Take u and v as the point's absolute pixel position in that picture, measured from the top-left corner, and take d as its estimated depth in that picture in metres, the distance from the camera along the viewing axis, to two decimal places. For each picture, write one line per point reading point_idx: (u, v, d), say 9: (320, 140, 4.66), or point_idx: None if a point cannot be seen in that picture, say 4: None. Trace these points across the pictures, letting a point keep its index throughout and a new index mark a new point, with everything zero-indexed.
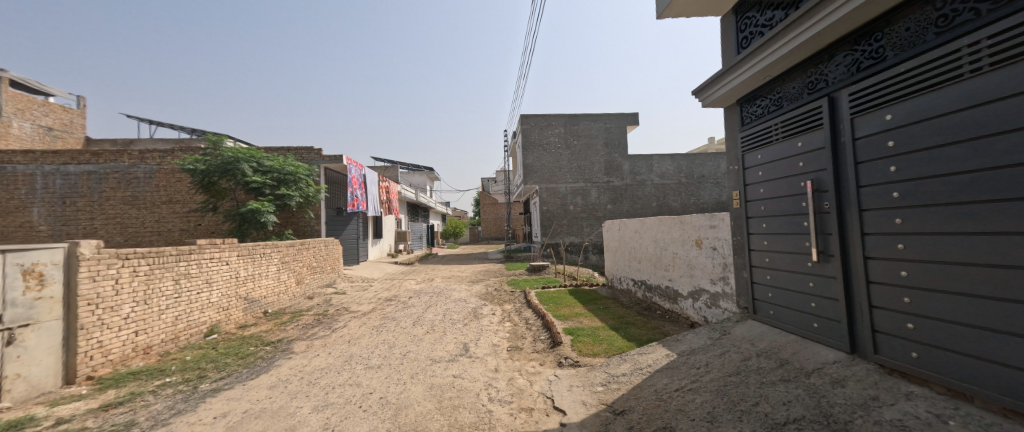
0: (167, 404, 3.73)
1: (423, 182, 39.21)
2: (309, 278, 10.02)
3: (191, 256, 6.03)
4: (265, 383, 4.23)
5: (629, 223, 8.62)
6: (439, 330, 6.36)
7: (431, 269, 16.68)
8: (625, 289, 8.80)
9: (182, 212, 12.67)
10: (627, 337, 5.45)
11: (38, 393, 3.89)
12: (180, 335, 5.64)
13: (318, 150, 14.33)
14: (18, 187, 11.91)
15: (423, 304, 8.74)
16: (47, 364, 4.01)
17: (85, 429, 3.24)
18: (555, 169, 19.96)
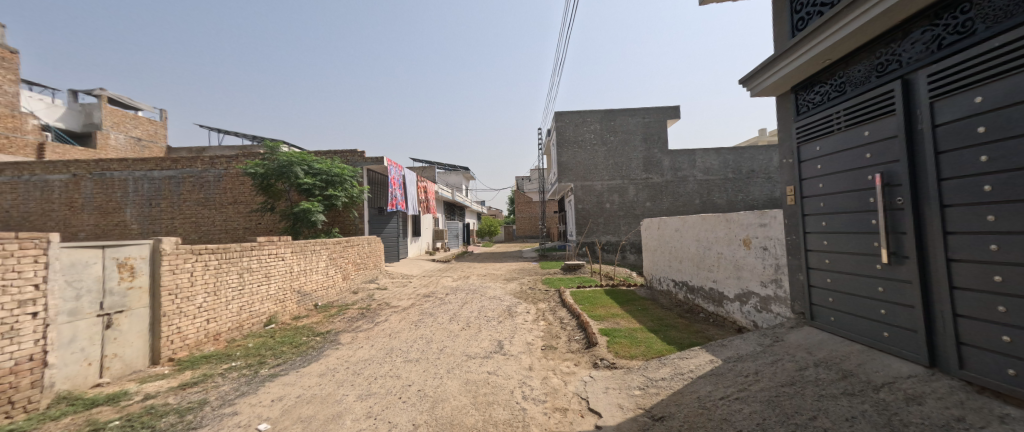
0: (232, 386, 4.13)
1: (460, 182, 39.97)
2: (354, 274, 10.61)
3: (253, 251, 6.59)
4: (315, 371, 4.55)
5: (669, 221, 8.25)
6: (474, 327, 6.47)
7: (467, 267, 16.97)
8: (664, 289, 8.47)
9: (245, 212, 13.89)
10: (668, 340, 5.23)
11: (131, 370, 4.49)
12: (244, 323, 6.22)
13: (361, 153, 15.08)
14: (115, 191, 13.72)
15: (458, 300, 8.94)
16: (138, 346, 4.61)
17: (167, 405, 3.67)
18: (591, 166, 19.55)
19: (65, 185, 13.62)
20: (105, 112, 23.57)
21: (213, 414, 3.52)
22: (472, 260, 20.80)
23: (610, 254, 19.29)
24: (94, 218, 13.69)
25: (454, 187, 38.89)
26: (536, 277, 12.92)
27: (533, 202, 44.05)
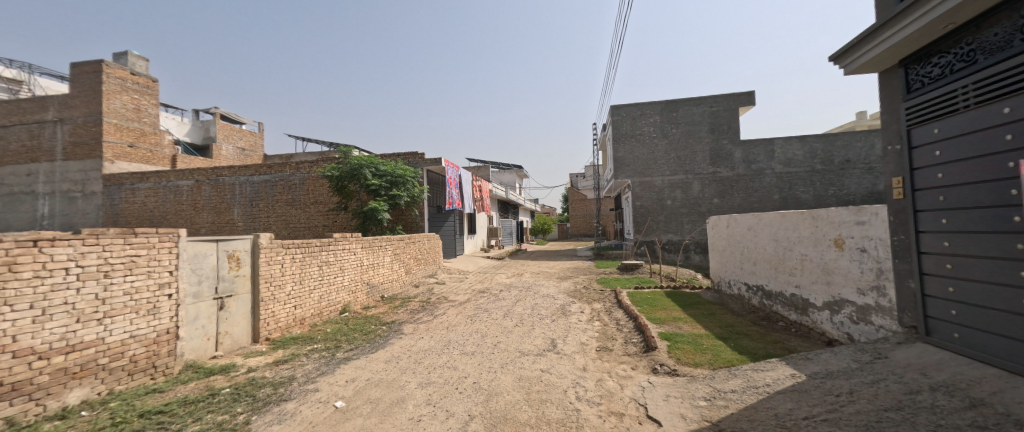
0: (315, 365, 4.65)
1: (512, 180, 40.13)
2: (416, 269, 11.28)
3: (330, 246, 7.32)
4: (382, 357, 4.93)
5: (741, 219, 7.50)
6: (528, 324, 6.49)
7: (522, 265, 17.11)
8: (735, 293, 7.73)
9: (324, 211, 15.49)
10: (740, 350, 4.78)
11: (238, 346, 5.29)
12: (324, 310, 6.97)
13: (421, 154, 15.94)
14: (225, 194, 16.07)
15: (513, 297, 9.03)
16: (242, 326, 5.40)
17: (265, 378, 4.25)
18: (651, 161, 18.44)
19: (189, 190, 16.28)
20: (218, 127, 27.93)
21: (299, 389, 4.00)
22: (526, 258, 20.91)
23: (672, 254, 18.04)
24: (210, 217, 16.18)
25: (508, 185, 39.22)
26: (590, 275, 12.60)
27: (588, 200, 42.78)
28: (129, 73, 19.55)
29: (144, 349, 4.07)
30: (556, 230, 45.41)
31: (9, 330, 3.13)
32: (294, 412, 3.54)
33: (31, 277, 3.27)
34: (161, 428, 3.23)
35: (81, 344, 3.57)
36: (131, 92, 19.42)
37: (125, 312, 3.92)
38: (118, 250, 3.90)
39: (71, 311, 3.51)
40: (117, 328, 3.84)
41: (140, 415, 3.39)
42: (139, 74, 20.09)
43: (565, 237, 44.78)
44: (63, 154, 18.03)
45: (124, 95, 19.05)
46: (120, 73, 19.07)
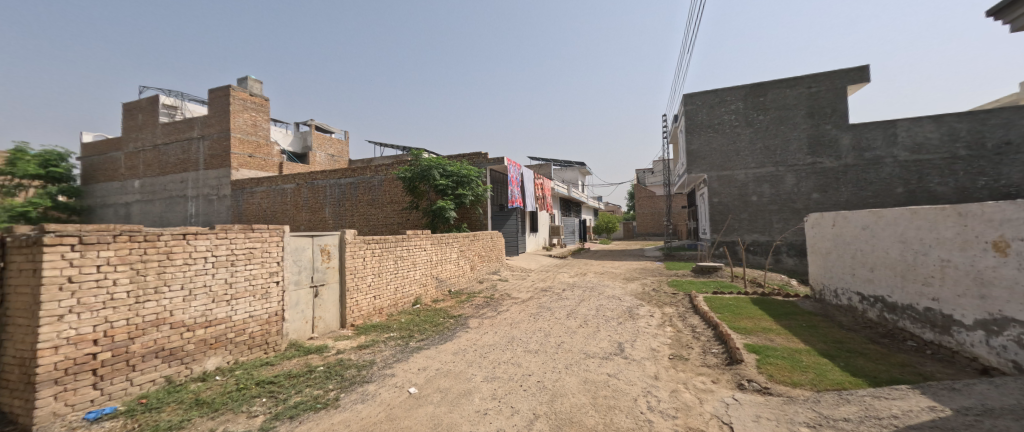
0: (391, 352, 5.06)
1: (576, 177, 39.21)
2: (480, 265, 11.64)
3: (404, 242, 7.89)
4: (450, 349, 5.18)
5: (853, 217, 6.37)
6: (593, 325, 6.27)
7: (585, 264, 16.60)
8: (845, 304, 6.58)
9: (398, 209, 16.48)
10: (853, 371, 4.04)
11: (330, 330, 6.00)
12: (399, 301, 7.58)
13: (484, 154, 16.34)
14: (319, 195, 18.14)
15: (575, 297, 8.81)
16: (333, 312, 6.11)
17: (351, 360, 4.75)
18: (731, 152, 16.58)
19: (292, 192, 18.74)
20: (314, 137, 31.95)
21: (378, 373, 4.38)
22: (590, 257, 20.26)
23: (758, 256, 16.01)
24: (308, 216, 18.41)
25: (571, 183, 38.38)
26: (659, 277, 11.79)
27: (657, 197, 40.01)
28: (248, 94, 23.01)
29: (259, 327, 4.83)
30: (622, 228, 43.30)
31: (167, 306, 3.93)
32: (374, 394, 3.88)
33: (182, 264, 4.06)
34: (271, 396, 3.78)
35: (215, 320, 4.36)
36: (250, 111, 22.95)
37: (246, 295, 4.70)
38: (241, 241, 4.69)
39: (210, 292, 4.31)
40: (240, 308, 4.62)
41: (255, 383, 4.01)
42: (255, 95, 23.55)
43: (632, 236, 42.49)
44: (204, 164, 22.08)
45: (246, 113, 22.66)
46: (242, 95, 22.59)
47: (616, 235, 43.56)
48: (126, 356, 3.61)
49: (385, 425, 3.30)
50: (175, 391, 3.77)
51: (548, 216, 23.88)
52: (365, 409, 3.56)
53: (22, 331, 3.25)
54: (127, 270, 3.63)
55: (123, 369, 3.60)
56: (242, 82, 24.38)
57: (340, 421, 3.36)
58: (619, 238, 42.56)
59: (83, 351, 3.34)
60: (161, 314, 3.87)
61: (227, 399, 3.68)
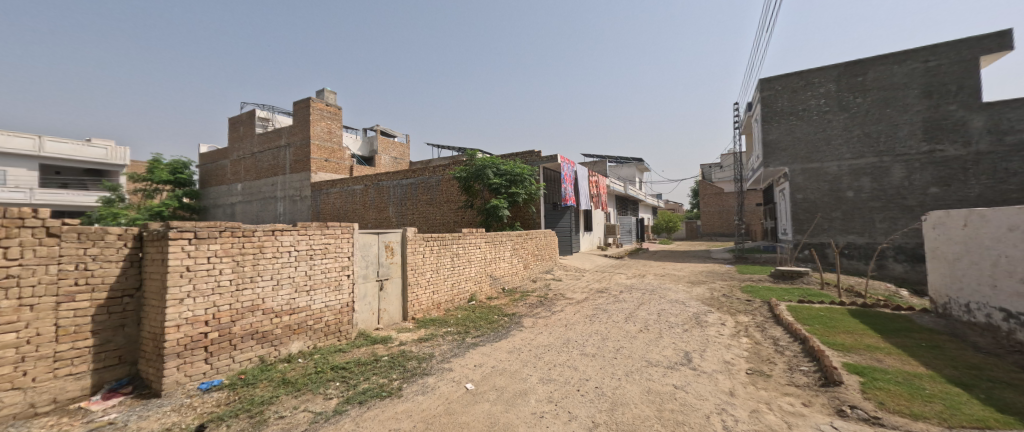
0: (449, 346, 5.25)
1: (632, 174, 37.38)
2: (534, 264, 11.60)
3: (459, 240, 8.13)
4: (505, 347, 5.23)
5: (997, 216, 5.18)
6: (655, 331, 5.91)
7: (645, 265, 15.73)
8: (984, 323, 5.40)
9: (454, 208, 17.03)
10: (1000, 407, 3.29)
11: (394, 322, 6.42)
12: (455, 297, 7.85)
13: (537, 152, 16.23)
14: (383, 195, 19.42)
15: (633, 299, 8.38)
16: (396, 305, 6.52)
17: (412, 351, 5.02)
18: (821, 142, 14.61)
19: (361, 192, 20.36)
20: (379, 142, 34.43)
21: (437, 366, 4.56)
22: (650, 258, 19.16)
23: (856, 261, 13.86)
24: (375, 215, 19.80)
25: (627, 180, 36.67)
26: (729, 281, 10.77)
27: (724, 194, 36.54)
28: (325, 104, 25.50)
29: (333, 316, 5.32)
30: (684, 228, 40.36)
31: (260, 293, 4.49)
32: (434, 387, 4.02)
33: (272, 256, 4.61)
34: (343, 381, 4.13)
35: (298, 308, 4.88)
36: (326, 119, 25.37)
37: (322, 286, 5.20)
38: (317, 236, 5.18)
39: (293, 282, 4.84)
40: (318, 298, 5.13)
41: (331, 368, 4.41)
42: (330, 105, 26.04)
43: (696, 236, 39.41)
44: (289, 169, 24.88)
45: (323, 122, 25.12)
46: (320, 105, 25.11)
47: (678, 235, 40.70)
48: (229, 336, 4.19)
49: (444, 419, 3.38)
50: (266, 370, 4.29)
51: (603, 215, 23.10)
52: (425, 401, 3.70)
53: (153, 311, 3.95)
54: (230, 262, 4.21)
55: (227, 347, 4.19)
56: (320, 94, 27.06)
57: (401, 411, 3.51)
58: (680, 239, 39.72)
59: (197, 329, 3.93)
60: (255, 301, 4.43)
61: (308, 380, 4.09)
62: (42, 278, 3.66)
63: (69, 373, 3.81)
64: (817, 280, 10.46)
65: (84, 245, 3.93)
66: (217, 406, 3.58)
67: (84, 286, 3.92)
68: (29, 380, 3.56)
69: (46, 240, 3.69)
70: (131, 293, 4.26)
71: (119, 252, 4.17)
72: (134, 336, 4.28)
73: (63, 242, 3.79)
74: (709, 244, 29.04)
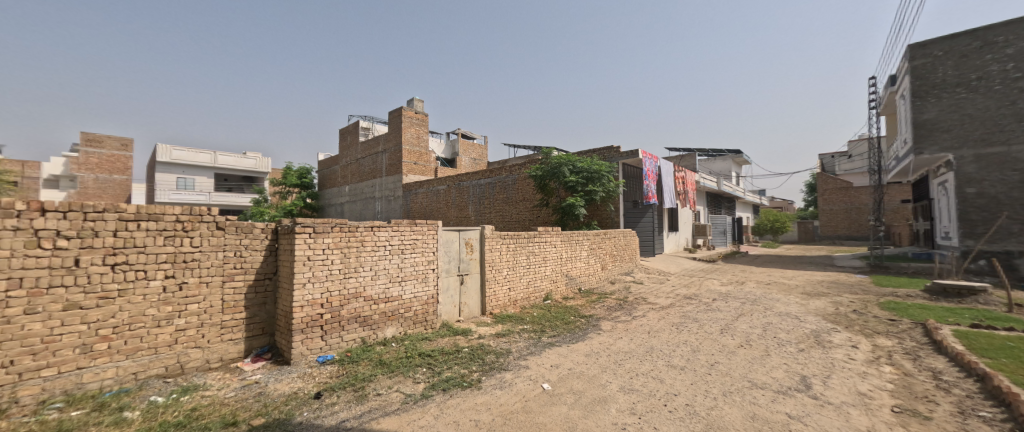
0: (526, 344, 5.29)
1: (727, 168, 33.12)
2: (612, 265, 11.04)
3: (536, 239, 8.14)
4: (582, 350, 5.07)
5: None
6: (759, 348, 5.12)
7: (745, 271, 13.82)
8: None
9: (530, 207, 17.12)
10: None
11: (473, 316, 6.72)
12: (531, 295, 7.90)
13: (616, 148, 15.39)
14: (464, 194, 20.39)
15: (729, 309, 7.40)
16: (476, 300, 6.80)
17: (491, 346, 5.18)
18: (1010, 117, 11.10)
19: (445, 192, 21.74)
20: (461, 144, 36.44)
21: (514, 362, 4.63)
22: (748, 262, 16.82)
23: None
24: (456, 213, 20.89)
25: (723, 175, 32.62)
26: (860, 294, 8.83)
27: (852, 189, 30.14)
28: (415, 112, 27.86)
29: (420, 306, 5.77)
30: (796, 229, 34.30)
31: (362, 282, 5.09)
32: (511, 383, 4.06)
33: (371, 249, 5.19)
34: (429, 367, 4.45)
35: (391, 297, 5.41)
36: (415, 126, 27.62)
37: (411, 278, 5.67)
38: (408, 232, 5.66)
39: (387, 273, 5.37)
40: (408, 288, 5.61)
41: (419, 354, 4.80)
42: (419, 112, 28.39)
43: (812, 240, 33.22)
44: (386, 172, 27.69)
45: (413, 128, 27.42)
46: (412, 114, 27.55)
47: (788, 238, 34.81)
48: (339, 318, 4.85)
49: (521, 417, 3.34)
50: (366, 350, 4.84)
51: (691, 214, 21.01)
52: (502, 396, 3.74)
53: (285, 293, 4.74)
54: (339, 254, 4.85)
55: (338, 327, 4.84)
56: (410, 103, 29.64)
57: (480, 403, 3.60)
58: (790, 242, 34.00)
59: (315, 310, 4.62)
60: (359, 288, 5.04)
61: (400, 364, 4.49)
62: (213, 262, 4.68)
63: (230, 338, 4.82)
64: (1000, 299, 7.97)
65: (240, 236, 4.91)
66: (330, 378, 4.15)
67: (240, 270, 4.91)
68: (206, 341, 4.61)
69: (216, 232, 4.70)
70: (271, 276, 5.19)
71: (263, 242, 5.10)
72: (272, 312, 5.21)
73: (227, 233, 4.79)
74: (833, 249, 24.34)
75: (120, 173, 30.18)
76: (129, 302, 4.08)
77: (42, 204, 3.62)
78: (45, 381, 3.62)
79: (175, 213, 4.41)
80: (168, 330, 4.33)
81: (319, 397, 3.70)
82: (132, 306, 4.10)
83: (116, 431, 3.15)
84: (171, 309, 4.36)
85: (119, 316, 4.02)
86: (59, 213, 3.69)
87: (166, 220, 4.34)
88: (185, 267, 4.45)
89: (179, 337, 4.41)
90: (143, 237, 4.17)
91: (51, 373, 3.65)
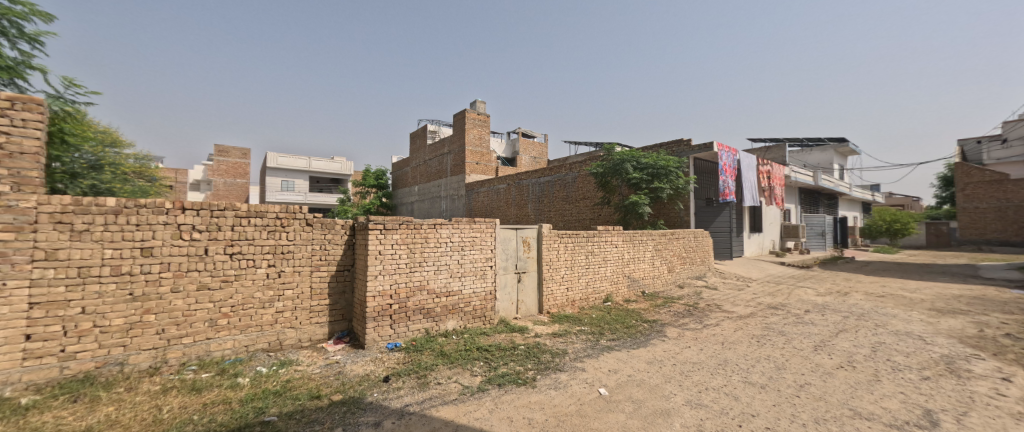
0: (582, 346, 5.15)
1: (828, 160, 28.36)
2: (680, 268, 10.21)
3: (595, 238, 7.84)
4: (644, 357, 4.77)
5: None
6: (864, 371, 4.33)
7: (850, 280, 11.80)
8: None
9: (591, 205, 16.58)
10: None
11: (531, 314, 6.73)
12: (590, 296, 7.67)
13: (686, 141, 14.13)
14: (523, 193, 20.46)
15: (825, 323, 6.37)
16: (533, 298, 6.81)
17: (546, 345, 5.13)
18: None
19: (505, 191, 22.01)
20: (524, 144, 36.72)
21: (570, 364, 4.53)
22: (853, 270, 14.35)
23: None
24: (516, 211, 21.02)
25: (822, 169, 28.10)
26: (1016, 315, 6.97)
27: (1010, 181, 23.47)
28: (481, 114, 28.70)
29: (479, 302, 5.95)
30: (924, 232, 29.03)
31: (426, 276, 5.40)
32: (566, 384, 3.98)
33: (433, 246, 5.47)
34: (486, 361, 4.56)
35: (452, 292, 5.65)
36: (478, 127, 28.38)
37: (471, 274, 5.87)
38: (468, 230, 5.86)
39: (449, 269, 5.62)
40: (467, 284, 5.82)
41: (476, 348, 4.95)
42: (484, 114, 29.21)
43: (948, 244, 28.21)
44: (450, 172, 28.91)
45: (475, 129, 28.17)
46: (478, 116, 28.50)
47: (911, 242, 29.52)
48: (406, 308, 5.20)
49: (576, 420, 3.26)
50: (428, 340, 5.13)
51: (779, 213, 18.60)
52: (557, 397, 3.69)
53: (361, 283, 5.22)
54: (405, 249, 5.20)
55: (404, 318, 5.20)
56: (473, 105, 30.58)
57: (534, 401, 3.59)
58: (915, 247, 28.95)
59: (385, 301, 5.02)
60: (423, 281, 5.36)
61: (459, 356, 4.68)
62: (304, 254, 5.32)
63: (317, 321, 5.45)
64: None
65: (325, 231, 5.50)
66: (397, 364, 4.48)
67: (325, 261, 5.50)
68: (299, 322, 5.29)
69: (306, 227, 5.32)
70: (349, 268, 5.72)
71: (343, 237, 5.65)
72: (351, 300, 5.76)
73: (314, 229, 5.39)
74: (983, 256, 19.70)
75: (242, 178, 35.97)
76: (241, 286, 4.84)
77: (182, 203, 4.48)
78: (185, 347, 4.51)
79: (275, 211, 5.11)
80: (271, 311, 5.05)
81: (388, 381, 4.01)
82: (244, 290, 4.86)
83: (231, 393, 3.78)
84: (273, 293, 5.07)
85: (235, 297, 4.80)
86: (194, 211, 4.54)
87: (268, 217, 5.04)
88: (283, 258, 5.15)
89: (279, 318, 5.12)
90: (252, 231, 4.92)
91: (188, 341, 4.53)
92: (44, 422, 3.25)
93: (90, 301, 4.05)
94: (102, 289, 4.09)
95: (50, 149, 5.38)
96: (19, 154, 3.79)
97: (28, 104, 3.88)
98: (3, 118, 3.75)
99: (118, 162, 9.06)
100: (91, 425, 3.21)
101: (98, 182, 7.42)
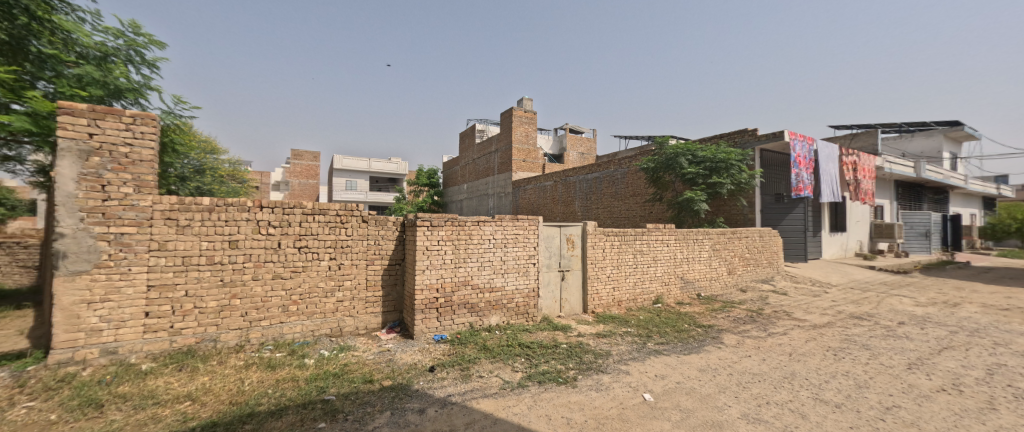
0: (627, 348, 4.92)
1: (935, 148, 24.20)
2: (743, 270, 9.35)
3: (643, 236, 7.45)
4: (695, 364, 4.43)
5: None
6: (974, 397, 3.62)
7: (964, 289, 9.94)
8: None
9: (641, 202, 15.82)
10: None
11: (575, 313, 6.60)
12: (638, 297, 7.34)
13: (752, 130, 12.88)
14: (570, 190, 20.09)
15: (924, 339, 5.43)
16: (578, 298, 6.66)
17: (589, 345, 4.98)
18: None
19: (551, 188, 21.79)
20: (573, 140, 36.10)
21: (614, 366, 4.36)
22: (969, 277, 12.10)
23: None
24: (563, 208, 20.68)
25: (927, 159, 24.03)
26: None
27: None
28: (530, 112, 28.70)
29: (522, 299, 5.96)
30: None
31: (470, 272, 5.52)
32: (609, 386, 3.83)
33: (477, 243, 5.58)
34: (527, 358, 4.56)
35: (495, 288, 5.72)
36: (525, 124, 28.43)
37: (514, 271, 5.89)
38: (510, 227, 5.88)
39: (493, 265, 5.70)
40: (510, 280, 5.86)
41: (519, 344, 4.96)
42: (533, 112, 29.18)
43: None
44: (498, 170, 29.31)
45: (522, 127, 28.21)
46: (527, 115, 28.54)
47: None
48: (452, 302, 5.37)
49: (616, 424, 3.13)
50: (473, 334, 5.25)
51: (870, 210, 16.28)
52: (597, 398, 3.56)
53: (410, 276, 5.49)
54: (451, 245, 5.37)
55: (450, 311, 5.38)
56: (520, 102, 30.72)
57: (574, 401, 3.51)
58: None
59: (432, 294, 5.23)
60: (467, 277, 5.49)
61: (501, 351, 4.72)
62: (360, 248, 5.72)
63: (372, 311, 5.83)
64: None
65: (379, 228, 5.85)
66: (442, 355, 4.65)
67: (378, 256, 5.86)
68: (356, 311, 5.71)
69: (362, 224, 5.72)
70: (400, 262, 6.04)
71: (394, 233, 5.98)
72: (402, 292, 6.09)
73: (369, 225, 5.78)
74: None
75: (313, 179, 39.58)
76: (308, 276, 5.34)
77: (260, 202, 5.03)
78: (263, 328, 5.09)
79: (336, 209, 5.55)
80: (332, 300, 5.51)
81: (433, 370, 4.18)
82: (311, 280, 5.35)
83: (299, 372, 4.19)
84: (334, 283, 5.53)
85: (303, 286, 5.31)
86: (270, 208, 5.09)
87: (330, 213, 5.49)
88: (343, 252, 5.58)
89: (340, 307, 5.57)
90: (317, 226, 5.40)
91: (266, 323, 5.11)
92: (157, 385, 3.86)
93: (191, 285, 4.73)
94: (200, 275, 4.77)
95: (163, 157, 6.40)
96: (139, 161, 4.50)
97: (146, 118, 4.58)
98: (128, 131, 4.47)
99: (214, 166, 10.52)
100: (191, 391, 3.74)
101: (201, 184, 8.69)
